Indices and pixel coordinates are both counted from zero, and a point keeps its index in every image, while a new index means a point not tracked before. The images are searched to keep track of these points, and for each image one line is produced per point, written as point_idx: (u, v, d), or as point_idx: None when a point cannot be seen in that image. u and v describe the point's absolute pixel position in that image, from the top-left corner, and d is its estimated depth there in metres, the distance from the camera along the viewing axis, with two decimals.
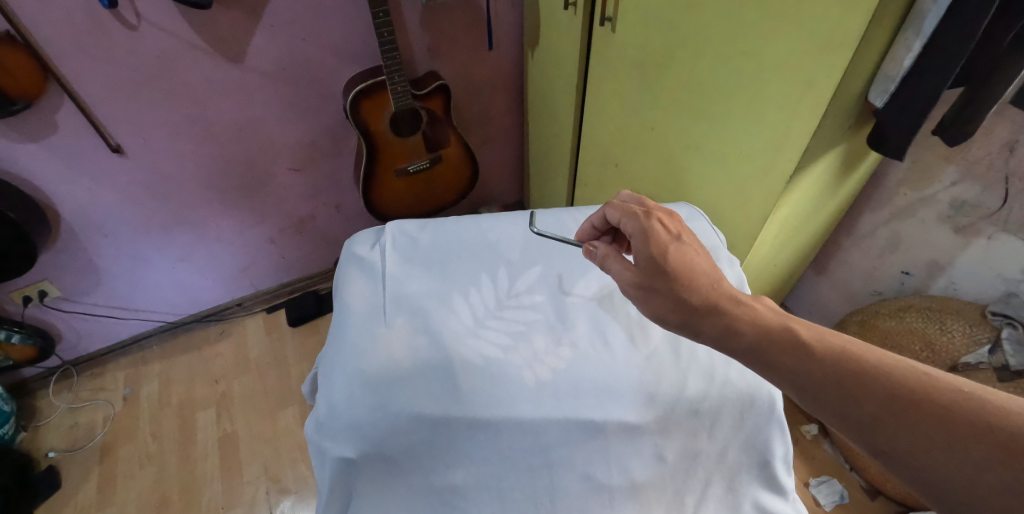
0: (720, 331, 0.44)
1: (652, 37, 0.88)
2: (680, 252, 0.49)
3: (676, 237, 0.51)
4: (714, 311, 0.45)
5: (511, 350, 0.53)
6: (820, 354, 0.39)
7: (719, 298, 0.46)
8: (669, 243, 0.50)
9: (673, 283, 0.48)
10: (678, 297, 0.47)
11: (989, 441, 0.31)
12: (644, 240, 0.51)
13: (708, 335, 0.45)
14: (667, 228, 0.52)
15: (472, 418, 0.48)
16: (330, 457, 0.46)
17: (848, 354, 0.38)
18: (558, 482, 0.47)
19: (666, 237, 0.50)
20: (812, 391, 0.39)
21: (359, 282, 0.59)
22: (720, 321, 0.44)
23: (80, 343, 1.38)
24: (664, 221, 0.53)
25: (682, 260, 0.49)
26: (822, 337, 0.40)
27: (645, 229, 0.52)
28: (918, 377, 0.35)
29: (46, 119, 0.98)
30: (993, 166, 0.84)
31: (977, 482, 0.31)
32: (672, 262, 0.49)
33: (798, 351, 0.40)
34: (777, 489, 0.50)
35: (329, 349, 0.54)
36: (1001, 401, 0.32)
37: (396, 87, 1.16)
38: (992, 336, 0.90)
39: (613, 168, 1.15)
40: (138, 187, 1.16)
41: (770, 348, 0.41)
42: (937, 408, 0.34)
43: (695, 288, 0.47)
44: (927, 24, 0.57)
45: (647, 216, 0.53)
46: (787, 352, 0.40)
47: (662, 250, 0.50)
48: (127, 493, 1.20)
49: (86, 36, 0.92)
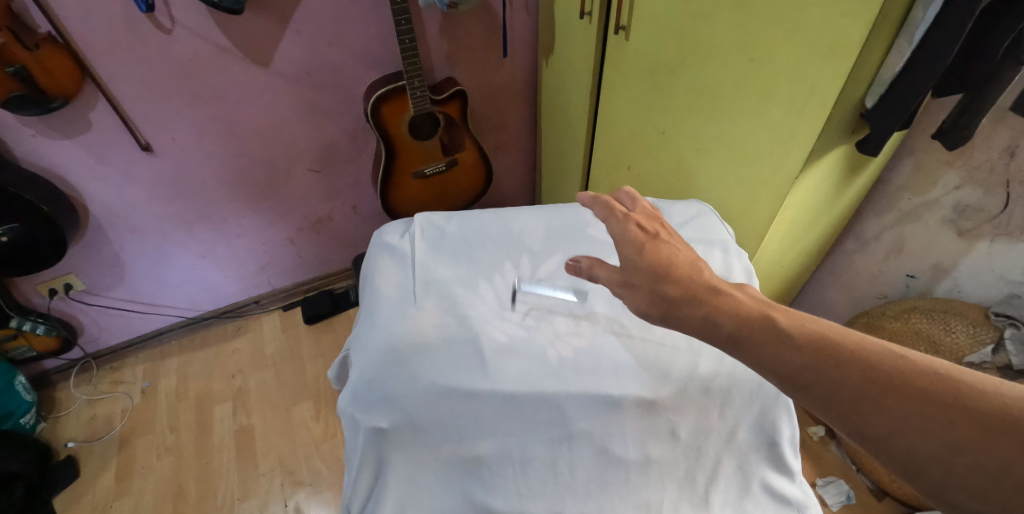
0: (704, 322, 0.45)
1: (665, 43, 0.91)
2: (656, 248, 0.51)
3: (654, 237, 0.53)
4: (695, 300, 0.46)
5: (534, 330, 0.56)
6: (801, 342, 0.40)
7: (698, 287, 0.46)
8: (645, 241, 0.52)
9: (652, 277, 0.49)
10: (658, 291, 0.48)
11: (964, 423, 0.33)
12: (623, 241, 0.54)
13: (689, 326, 0.46)
14: (645, 228, 0.54)
15: (498, 390, 0.51)
16: (363, 426, 0.49)
17: (827, 341, 0.39)
18: (577, 454, 0.50)
19: (642, 237, 0.53)
20: (793, 378, 0.39)
21: (389, 268, 0.62)
22: (701, 311, 0.45)
23: (101, 336, 1.42)
24: (642, 222, 0.55)
25: (658, 256, 0.51)
26: (803, 324, 0.41)
27: (625, 230, 0.54)
28: (895, 360, 0.37)
29: (80, 117, 1.02)
30: (994, 170, 0.87)
31: (953, 462, 0.33)
32: (648, 258, 0.51)
33: (779, 339, 0.41)
34: (784, 470, 0.52)
35: (361, 329, 0.58)
36: (975, 383, 0.34)
37: (415, 92, 1.20)
38: (995, 335, 0.94)
39: (626, 171, 1.18)
40: (164, 185, 1.20)
41: (750, 334, 0.42)
42: (914, 390, 0.35)
43: (674, 279, 0.48)
44: (918, 32, 0.61)
45: (625, 218, 0.55)
46: (766, 336, 0.41)
47: (638, 248, 0.52)
48: (144, 483, 1.23)
49: (122, 38, 0.97)
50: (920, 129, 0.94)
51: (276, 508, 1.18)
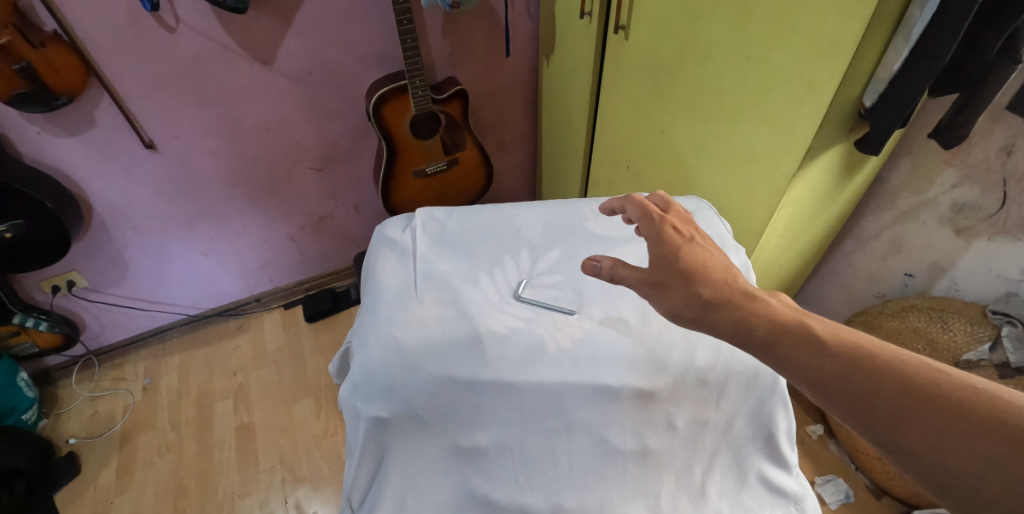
0: (737, 326, 0.45)
1: (663, 42, 0.92)
2: (691, 252, 0.51)
3: (689, 240, 0.53)
4: (729, 305, 0.46)
5: (533, 322, 0.56)
6: (834, 349, 0.40)
7: (732, 292, 0.46)
8: (681, 244, 0.52)
9: (687, 280, 0.49)
10: (693, 294, 0.48)
11: (996, 435, 0.32)
12: (658, 242, 0.53)
13: (722, 330, 0.45)
14: (681, 231, 0.54)
15: (498, 380, 0.52)
16: (364, 416, 0.50)
17: (860, 349, 0.39)
18: (575, 444, 0.50)
19: (680, 239, 0.52)
20: (825, 385, 0.39)
21: (390, 262, 0.63)
22: (735, 315, 0.45)
23: (103, 333, 1.43)
24: (677, 225, 0.54)
25: (693, 259, 0.50)
26: (837, 332, 0.41)
27: (659, 233, 0.53)
28: (929, 372, 0.37)
29: (85, 115, 1.03)
30: (991, 169, 0.88)
31: (987, 476, 0.32)
32: (684, 261, 0.50)
33: (813, 345, 0.41)
34: (780, 462, 0.53)
35: (362, 322, 0.58)
36: (1015, 400, 0.33)
37: (417, 91, 1.21)
38: (992, 334, 0.93)
39: (625, 170, 1.19)
40: (167, 183, 1.21)
41: (783, 340, 0.42)
42: (949, 405, 0.35)
43: (708, 283, 0.48)
44: (916, 30, 0.62)
45: (661, 220, 0.54)
46: (798, 343, 0.41)
47: (674, 250, 0.51)
48: (146, 479, 1.23)
49: (127, 36, 0.98)
50: (918, 128, 0.94)
51: (276, 504, 1.19)
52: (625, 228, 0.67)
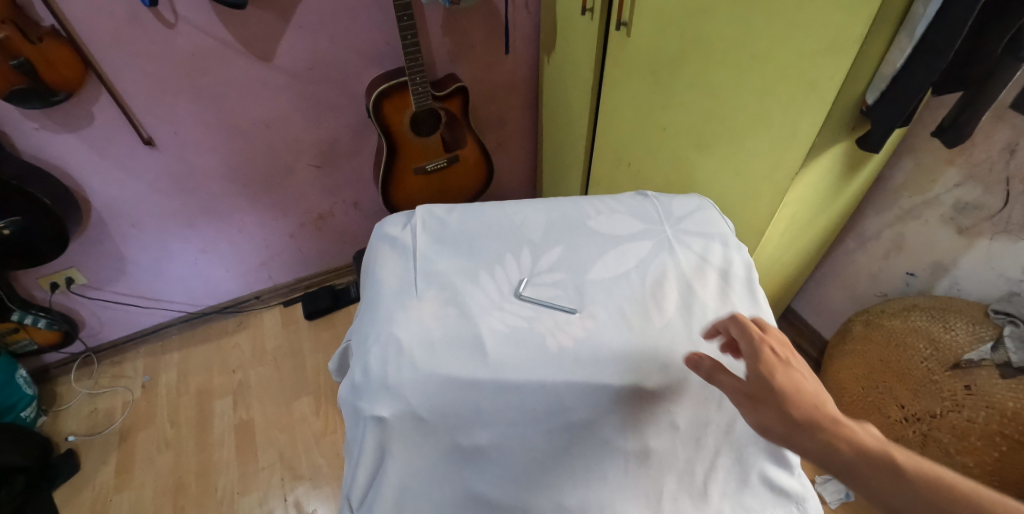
0: (824, 452, 0.39)
1: (665, 39, 0.91)
2: (789, 373, 0.45)
3: (786, 360, 0.47)
4: (821, 430, 0.40)
5: (535, 321, 0.56)
6: (927, 488, 0.34)
7: (828, 418, 0.40)
8: (779, 363, 0.46)
9: (779, 399, 0.43)
10: (783, 414, 0.42)
11: None
12: (752, 357, 0.47)
13: (808, 455, 0.40)
14: (778, 349, 0.47)
15: (501, 381, 0.51)
16: (366, 416, 0.50)
17: (958, 492, 0.33)
18: (576, 444, 0.50)
19: (776, 357, 0.46)
20: None
21: (391, 259, 0.63)
22: (822, 438, 0.39)
23: (102, 330, 1.43)
24: (775, 343, 0.49)
25: (790, 379, 0.44)
26: (934, 471, 0.35)
27: (754, 349, 0.47)
28: None
29: (83, 111, 1.03)
30: (994, 168, 0.87)
31: None
32: (778, 380, 0.44)
33: (903, 481, 0.35)
34: (783, 463, 0.52)
35: (363, 320, 0.58)
36: None
37: (417, 88, 1.20)
38: (995, 333, 0.90)
39: (626, 167, 1.19)
40: (166, 180, 1.21)
41: (867, 469, 0.37)
42: None
43: (802, 406, 0.42)
44: (919, 28, 0.61)
45: (758, 335, 0.49)
46: (886, 474, 0.36)
47: (770, 368, 0.45)
48: (145, 476, 1.23)
49: (125, 32, 0.97)
50: (921, 127, 0.94)
51: (275, 502, 1.18)
52: (627, 226, 0.66)
